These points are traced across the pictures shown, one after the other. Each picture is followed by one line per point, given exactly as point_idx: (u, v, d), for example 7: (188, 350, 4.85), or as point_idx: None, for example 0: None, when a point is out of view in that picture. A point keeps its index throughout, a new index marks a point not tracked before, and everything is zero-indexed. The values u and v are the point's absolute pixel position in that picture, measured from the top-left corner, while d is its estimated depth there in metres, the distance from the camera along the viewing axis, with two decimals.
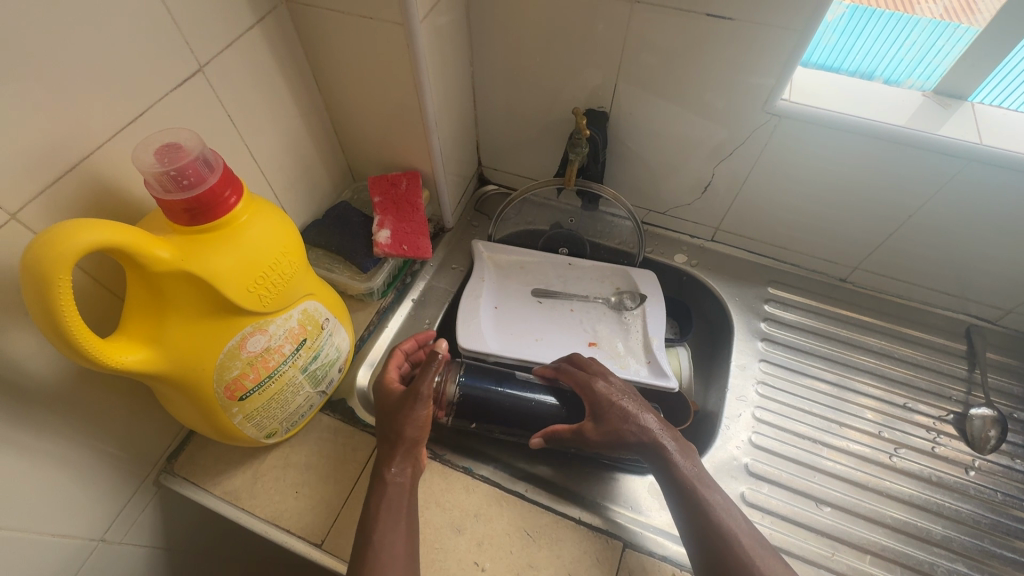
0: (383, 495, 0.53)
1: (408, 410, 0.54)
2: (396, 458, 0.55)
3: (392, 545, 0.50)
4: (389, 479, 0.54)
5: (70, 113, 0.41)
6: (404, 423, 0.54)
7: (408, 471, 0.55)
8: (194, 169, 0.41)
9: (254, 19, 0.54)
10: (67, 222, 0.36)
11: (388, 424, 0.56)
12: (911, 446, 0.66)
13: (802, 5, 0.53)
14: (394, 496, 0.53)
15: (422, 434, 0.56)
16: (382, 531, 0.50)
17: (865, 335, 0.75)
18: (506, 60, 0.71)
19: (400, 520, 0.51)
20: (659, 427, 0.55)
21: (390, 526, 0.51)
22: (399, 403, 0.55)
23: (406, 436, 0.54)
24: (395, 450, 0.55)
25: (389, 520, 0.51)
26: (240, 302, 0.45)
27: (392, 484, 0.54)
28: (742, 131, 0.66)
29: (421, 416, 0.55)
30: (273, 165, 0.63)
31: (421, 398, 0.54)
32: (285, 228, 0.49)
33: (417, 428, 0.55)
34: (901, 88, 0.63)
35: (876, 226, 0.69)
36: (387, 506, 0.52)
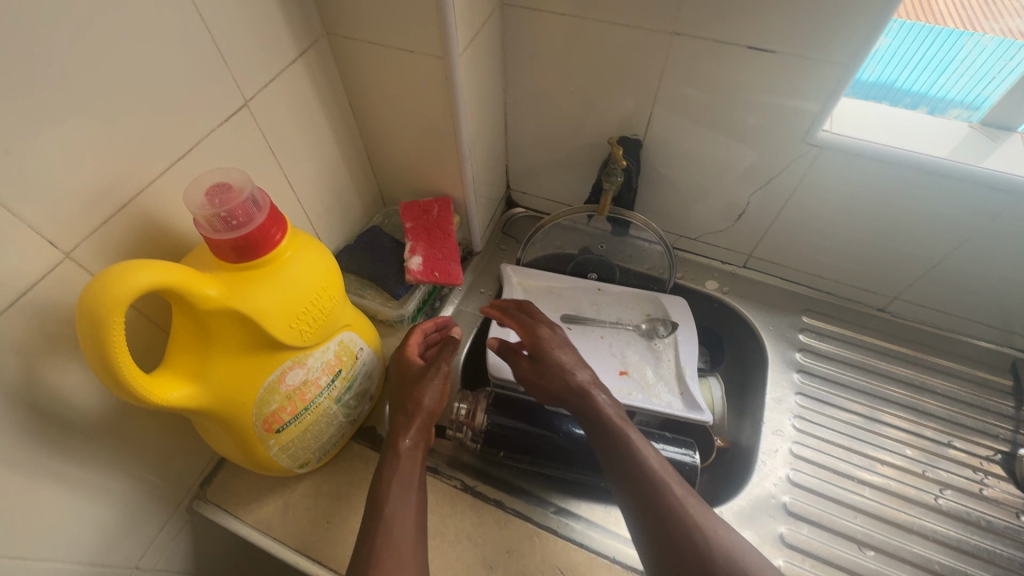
0: (398, 464, 0.53)
1: (427, 381, 0.59)
2: (412, 428, 0.56)
3: (404, 513, 0.50)
4: (404, 448, 0.54)
5: (124, 153, 0.41)
6: (423, 391, 0.59)
7: (421, 444, 0.56)
8: (243, 210, 0.41)
9: (296, 52, 0.55)
10: (121, 264, 0.37)
11: (406, 395, 0.59)
12: (957, 487, 0.64)
13: (849, 39, 0.52)
14: (408, 465, 0.54)
15: (438, 408, 0.59)
16: (395, 498, 0.51)
17: (904, 368, 0.73)
18: (539, 87, 0.71)
19: (412, 492, 0.52)
20: (589, 379, 0.59)
21: (404, 493, 0.51)
22: (419, 376, 0.60)
23: (425, 404, 0.58)
24: (411, 421, 0.57)
25: (402, 491, 0.51)
26: (281, 338, 0.45)
27: (406, 454, 0.54)
28: (781, 161, 0.65)
29: (438, 389, 0.60)
30: (308, 194, 0.64)
31: (444, 373, 0.61)
32: (327, 262, 0.49)
33: (433, 400, 0.58)
34: (945, 118, 0.62)
35: (919, 257, 0.67)
36: (400, 475, 0.52)
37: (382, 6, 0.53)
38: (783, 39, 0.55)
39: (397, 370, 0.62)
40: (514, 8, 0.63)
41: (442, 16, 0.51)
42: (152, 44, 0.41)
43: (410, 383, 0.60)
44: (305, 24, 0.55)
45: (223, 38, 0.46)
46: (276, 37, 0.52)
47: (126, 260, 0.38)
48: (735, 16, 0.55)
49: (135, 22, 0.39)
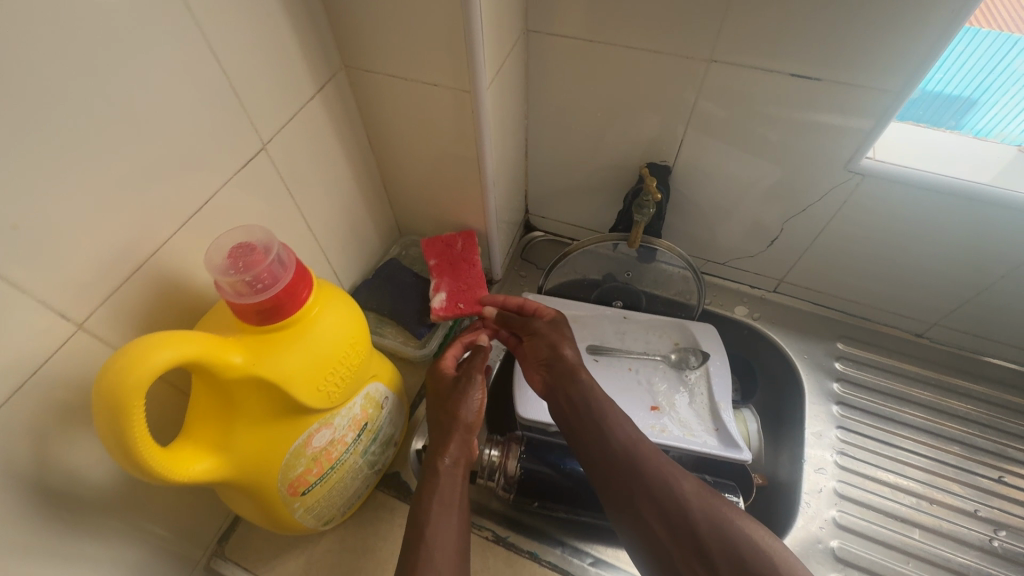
0: (437, 484, 0.50)
1: (465, 393, 0.56)
2: (452, 444, 0.53)
3: (446, 534, 0.47)
4: (443, 466, 0.52)
5: (136, 211, 0.38)
6: (461, 404, 0.56)
7: (462, 461, 0.53)
8: (269, 272, 0.38)
9: (314, 88, 0.52)
10: (141, 337, 0.34)
11: (445, 410, 0.56)
12: (1012, 528, 0.61)
13: (900, 66, 0.49)
14: (450, 483, 0.51)
15: (476, 421, 0.56)
16: (434, 518, 0.48)
17: (947, 397, 0.70)
18: (562, 112, 0.68)
19: (454, 515, 0.49)
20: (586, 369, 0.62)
21: (444, 513, 0.48)
22: (455, 389, 0.57)
23: (463, 417, 0.55)
24: (450, 437, 0.54)
25: (443, 513, 0.48)
26: (308, 402, 0.42)
27: (445, 472, 0.51)
28: (820, 188, 0.62)
29: (477, 400, 0.57)
30: (325, 231, 0.61)
31: (473, 378, 0.58)
32: (354, 315, 0.46)
33: (472, 412, 0.56)
34: (990, 142, 0.59)
35: (964, 284, 0.64)
36: (441, 496, 0.49)
37: (405, 39, 0.50)
38: (828, 66, 0.52)
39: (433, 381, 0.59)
40: (538, 33, 0.60)
41: (470, 51, 0.48)
42: (165, 94, 0.38)
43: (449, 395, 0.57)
44: (322, 58, 0.52)
45: (240, 81, 0.43)
46: (293, 75, 0.49)
47: (145, 332, 0.35)
48: (777, 42, 0.52)
49: (147, 73, 0.36)
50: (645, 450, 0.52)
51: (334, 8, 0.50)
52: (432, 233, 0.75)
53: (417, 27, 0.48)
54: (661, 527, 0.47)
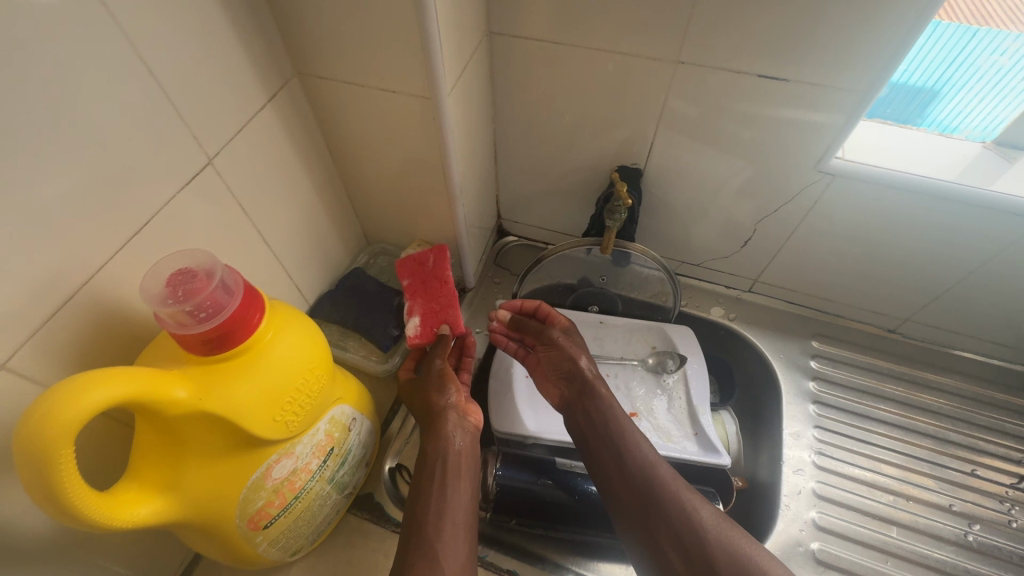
0: (431, 462, 0.52)
1: (435, 382, 0.57)
2: (442, 427, 0.54)
3: (443, 511, 0.48)
4: (433, 447, 0.53)
5: (66, 237, 0.35)
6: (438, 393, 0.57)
7: (457, 442, 0.54)
8: (213, 299, 0.36)
9: (265, 97, 0.49)
10: (68, 378, 0.31)
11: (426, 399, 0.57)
12: (985, 521, 0.62)
13: (867, 66, 0.49)
14: (441, 463, 0.52)
15: (456, 404, 0.56)
16: (429, 497, 0.49)
17: (920, 392, 0.71)
18: (530, 115, 0.66)
19: (450, 486, 0.51)
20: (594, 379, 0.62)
21: (438, 492, 0.50)
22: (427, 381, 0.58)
23: (443, 405, 0.56)
24: (439, 420, 0.55)
25: (438, 485, 0.50)
26: (264, 434, 0.40)
27: (435, 453, 0.53)
28: (790, 188, 0.62)
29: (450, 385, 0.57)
30: (284, 246, 0.58)
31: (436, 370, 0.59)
32: (313, 338, 0.44)
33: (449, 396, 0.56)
34: (954, 139, 0.59)
35: (933, 281, 0.65)
36: (434, 473, 0.51)
37: (360, 46, 0.48)
38: (793, 66, 0.51)
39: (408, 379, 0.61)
40: (502, 36, 0.59)
41: (428, 58, 0.46)
42: (95, 112, 0.35)
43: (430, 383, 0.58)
44: (273, 66, 0.49)
45: (180, 93, 0.41)
46: (241, 84, 0.46)
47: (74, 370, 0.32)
48: (744, 44, 0.51)
49: (71, 89, 0.33)
50: (660, 471, 0.51)
51: (283, 13, 0.47)
52: (400, 242, 0.72)
53: (373, 33, 0.46)
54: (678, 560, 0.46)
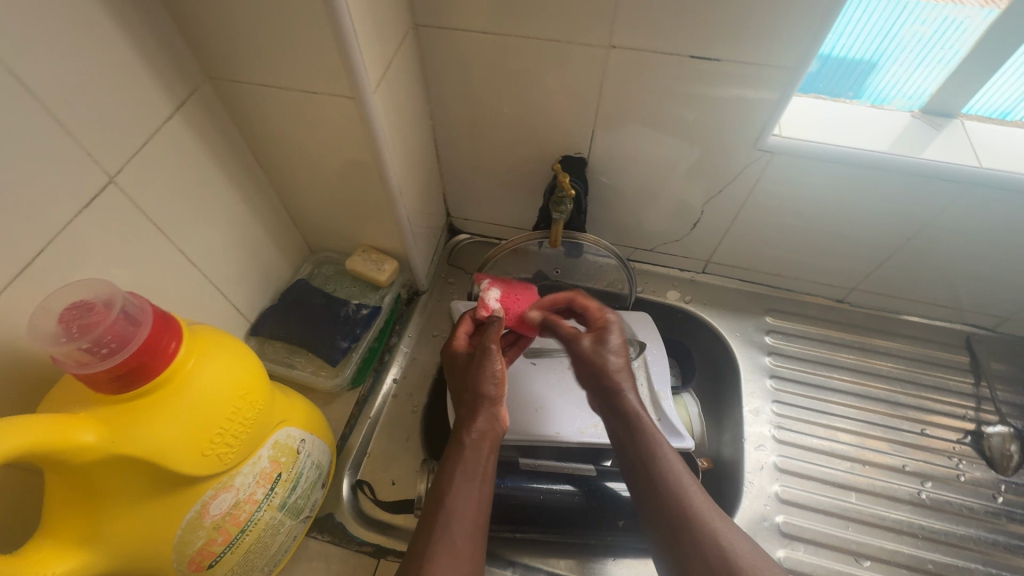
0: (459, 456, 0.47)
1: (484, 362, 0.52)
2: (478, 418, 0.49)
3: (465, 508, 0.44)
4: (467, 439, 0.48)
5: None
6: (479, 379, 0.51)
7: (487, 434, 0.49)
8: (115, 332, 0.33)
9: (172, 106, 0.46)
10: None
11: (466, 384, 0.52)
12: (937, 478, 0.64)
13: (794, 42, 0.49)
14: (470, 456, 0.47)
15: (496, 394, 0.51)
16: (453, 493, 0.44)
17: (871, 358, 0.72)
18: (468, 109, 0.64)
19: (474, 485, 0.45)
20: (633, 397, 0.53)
21: (465, 487, 0.45)
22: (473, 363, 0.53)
23: (485, 394, 0.50)
24: (474, 411, 0.50)
25: (465, 483, 0.45)
26: (193, 472, 0.37)
27: (470, 445, 0.48)
28: (732, 168, 0.62)
29: (498, 372, 0.52)
30: (213, 264, 0.54)
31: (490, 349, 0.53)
32: (244, 361, 0.40)
33: (494, 385, 0.51)
34: (886, 109, 0.60)
35: (874, 250, 0.66)
36: (462, 468, 0.46)
37: (273, 46, 0.45)
38: (724, 46, 0.51)
39: (450, 360, 0.56)
40: (430, 29, 0.56)
41: (347, 55, 0.43)
42: None
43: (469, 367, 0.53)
44: (178, 71, 0.46)
45: (67, 108, 0.37)
46: (141, 94, 0.42)
47: None
48: (674, 26, 0.50)
49: None
50: (695, 497, 0.45)
51: (183, 14, 0.44)
52: (344, 248, 0.69)
53: (284, 32, 0.43)
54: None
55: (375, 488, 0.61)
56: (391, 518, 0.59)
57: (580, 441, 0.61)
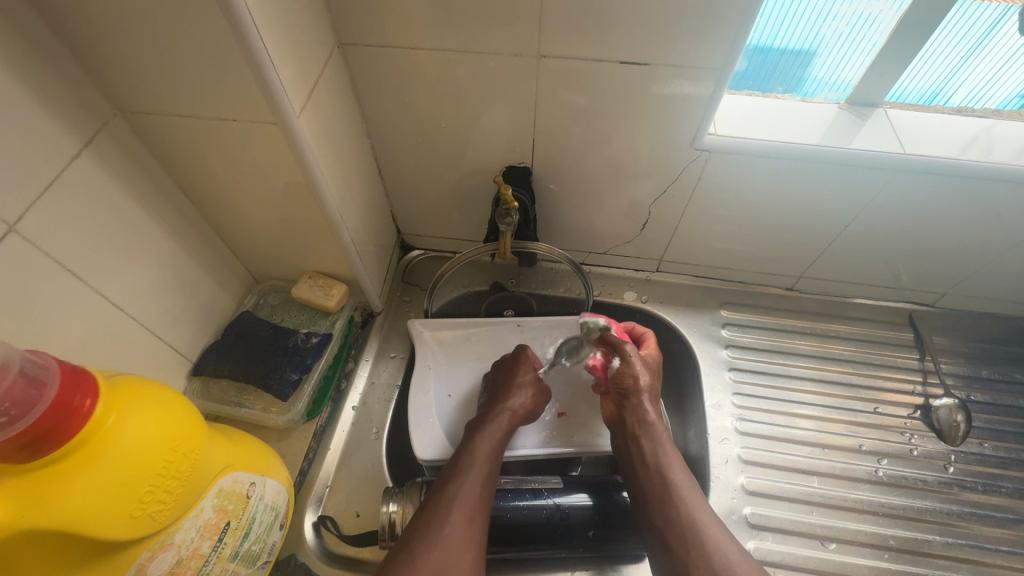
0: (484, 432, 0.55)
1: (529, 377, 0.62)
2: (505, 404, 0.59)
3: (477, 474, 0.51)
4: (493, 420, 0.57)
5: None
6: (523, 386, 0.61)
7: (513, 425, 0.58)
8: (18, 396, 0.30)
9: (79, 144, 0.43)
10: None
11: (512, 381, 0.61)
12: (892, 454, 0.66)
13: (717, 42, 0.50)
14: (499, 439, 0.56)
15: (534, 408, 0.60)
16: (474, 464, 0.52)
17: (824, 341, 0.74)
18: (406, 126, 0.63)
19: (489, 457, 0.53)
20: (662, 437, 0.56)
21: (484, 458, 0.53)
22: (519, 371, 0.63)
23: (522, 395, 0.60)
24: (503, 401, 0.59)
25: (484, 454, 0.53)
26: (125, 536, 0.34)
27: (493, 425, 0.57)
28: (673, 168, 0.62)
29: (535, 387, 0.62)
30: (143, 305, 0.52)
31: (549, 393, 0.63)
32: (173, 411, 0.38)
33: (529, 395, 0.61)
34: (816, 101, 0.62)
35: (815, 238, 0.68)
36: (485, 443, 0.55)
37: (186, 78, 0.43)
38: (650, 50, 0.51)
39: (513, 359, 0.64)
40: (358, 47, 0.55)
41: (264, 81, 0.42)
42: None
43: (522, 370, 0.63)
44: (81, 107, 0.43)
45: None
46: (39, 132, 0.40)
47: None
48: (599, 33, 0.51)
49: None
50: (699, 517, 0.50)
51: (83, 47, 0.41)
52: (290, 275, 0.67)
53: (195, 61, 0.41)
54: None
55: (339, 522, 0.59)
56: (358, 552, 0.57)
57: (547, 449, 0.61)
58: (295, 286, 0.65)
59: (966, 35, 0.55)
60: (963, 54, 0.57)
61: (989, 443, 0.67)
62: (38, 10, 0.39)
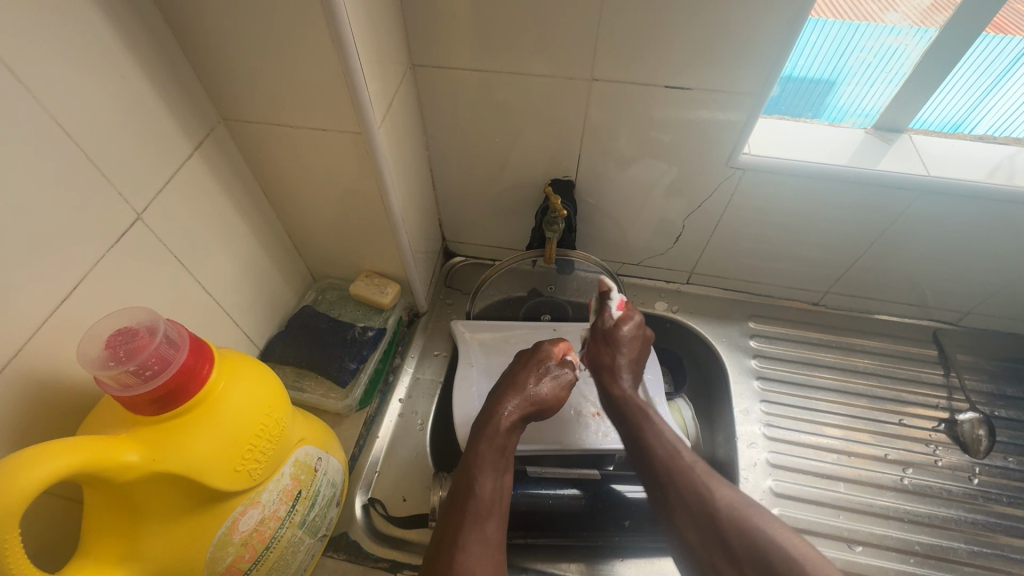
0: (494, 440, 0.55)
1: (543, 374, 0.61)
2: (514, 406, 0.58)
3: (490, 494, 0.51)
4: (501, 427, 0.56)
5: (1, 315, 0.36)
6: (539, 383, 0.60)
7: (518, 426, 0.57)
8: (158, 355, 0.36)
9: (191, 146, 0.49)
10: (23, 448, 0.31)
11: (523, 376, 0.60)
12: (917, 464, 0.68)
13: (754, 70, 0.55)
14: (503, 446, 0.55)
15: (550, 404, 0.60)
16: (485, 484, 0.51)
17: (849, 355, 0.77)
18: (461, 141, 0.69)
19: (500, 470, 0.53)
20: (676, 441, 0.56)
21: (495, 475, 0.52)
22: (531, 369, 0.61)
23: (535, 394, 0.59)
24: (515, 400, 0.58)
25: (493, 469, 0.53)
26: (227, 487, 0.39)
27: (501, 432, 0.55)
28: (708, 186, 0.67)
29: (552, 383, 0.61)
30: (226, 292, 0.57)
31: (573, 380, 0.62)
32: (267, 381, 0.43)
33: (544, 393, 0.60)
34: (843, 126, 0.66)
35: (842, 255, 0.72)
36: (492, 455, 0.54)
37: (285, 91, 0.49)
38: (693, 75, 0.56)
39: (528, 353, 0.64)
40: (426, 68, 0.61)
41: (355, 94, 0.48)
42: (19, 185, 0.36)
43: (532, 366, 0.62)
44: (195, 115, 0.50)
45: (102, 154, 0.41)
46: (162, 136, 0.46)
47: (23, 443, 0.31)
48: (647, 60, 0.56)
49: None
50: None
51: (203, 63, 0.48)
52: (347, 274, 0.72)
53: (297, 77, 0.47)
54: (734, 557, 0.47)
55: (388, 505, 0.63)
56: (404, 533, 0.61)
57: (581, 446, 0.64)
58: (352, 284, 0.71)
59: (988, 69, 0.59)
60: (985, 88, 0.61)
61: (1013, 458, 0.69)
62: (172, 33, 0.45)
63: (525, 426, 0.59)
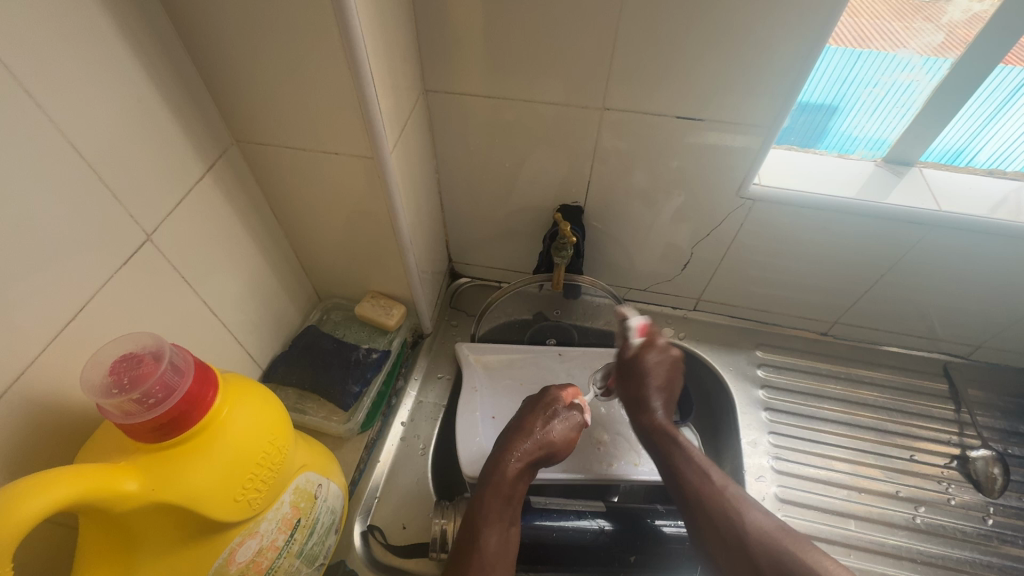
0: (500, 492, 0.55)
1: (553, 418, 0.60)
2: (521, 454, 0.57)
3: (493, 550, 0.52)
4: (506, 477, 0.56)
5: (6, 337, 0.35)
6: (549, 428, 0.59)
7: (526, 473, 0.57)
8: (162, 383, 0.35)
9: (204, 168, 0.50)
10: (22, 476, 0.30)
11: (530, 419, 0.60)
12: (929, 502, 0.67)
13: (766, 103, 0.55)
14: (510, 495, 0.55)
15: (560, 448, 0.60)
16: (490, 539, 0.53)
17: (858, 387, 0.76)
18: (470, 164, 0.69)
19: (503, 523, 0.54)
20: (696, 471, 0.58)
21: (499, 529, 0.53)
22: (541, 413, 0.60)
23: (543, 440, 0.58)
24: (522, 447, 0.57)
25: (498, 522, 0.54)
26: (225, 518, 0.38)
27: (507, 483, 0.56)
28: (717, 214, 0.67)
29: (563, 427, 0.60)
30: (232, 312, 0.57)
31: (583, 423, 0.61)
32: (270, 408, 0.42)
33: (554, 438, 0.59)
34: (853, 158, 0.66)
35: (851, 286, 0.71)
36: (497, 509, 0.54)
37: (299, 116, 0.49)
38: (704, 107, 0.57)
39: (535, 397, 0.63)
40: (439, 94, 0.62)
41: (369, 120, 0.48)
42: (32, 206, 0.36)
43: (540, 409, 0.61)
44: (209, 137, 0.50)
45: (116, 175, 0.41)
46: (176, 158, 0.46)
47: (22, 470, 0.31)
48: (658, 90, 0.56)
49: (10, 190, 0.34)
50: (732, 544, 0.51)
51: (220, 87, 0.48)
52: (352, 294, 0.72)
53: (312, 103, 0.48)
54: None
55: (387, 533, 0.62)
56: (403, 563, 0.60)
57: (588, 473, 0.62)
58: (357, 305, 0.70)
59: (990, 97, 0.59)
60: (988, 115, 0.61)
61: None
62: (190, 56, 0.46)
63: (536, 469, 0.59)
